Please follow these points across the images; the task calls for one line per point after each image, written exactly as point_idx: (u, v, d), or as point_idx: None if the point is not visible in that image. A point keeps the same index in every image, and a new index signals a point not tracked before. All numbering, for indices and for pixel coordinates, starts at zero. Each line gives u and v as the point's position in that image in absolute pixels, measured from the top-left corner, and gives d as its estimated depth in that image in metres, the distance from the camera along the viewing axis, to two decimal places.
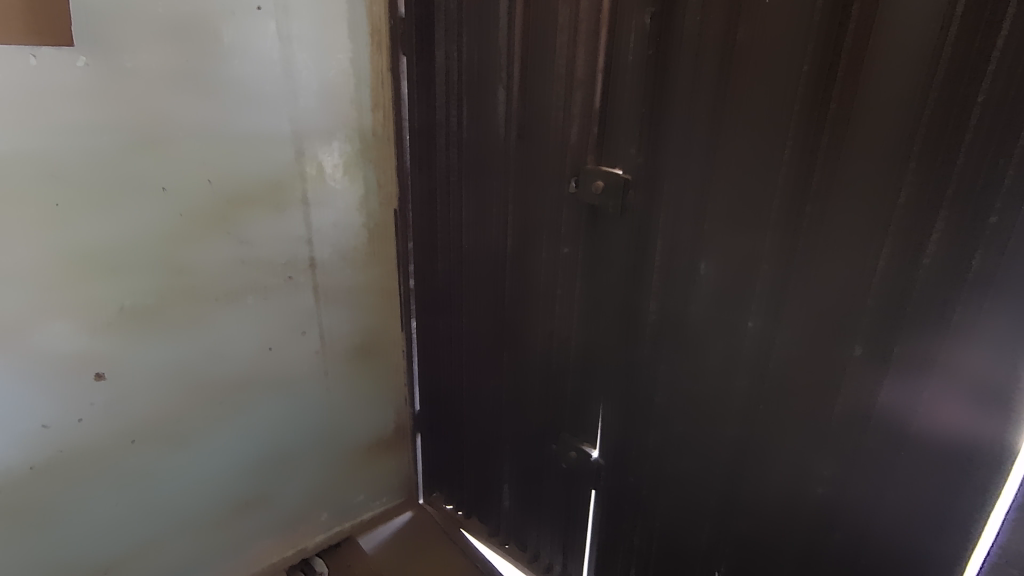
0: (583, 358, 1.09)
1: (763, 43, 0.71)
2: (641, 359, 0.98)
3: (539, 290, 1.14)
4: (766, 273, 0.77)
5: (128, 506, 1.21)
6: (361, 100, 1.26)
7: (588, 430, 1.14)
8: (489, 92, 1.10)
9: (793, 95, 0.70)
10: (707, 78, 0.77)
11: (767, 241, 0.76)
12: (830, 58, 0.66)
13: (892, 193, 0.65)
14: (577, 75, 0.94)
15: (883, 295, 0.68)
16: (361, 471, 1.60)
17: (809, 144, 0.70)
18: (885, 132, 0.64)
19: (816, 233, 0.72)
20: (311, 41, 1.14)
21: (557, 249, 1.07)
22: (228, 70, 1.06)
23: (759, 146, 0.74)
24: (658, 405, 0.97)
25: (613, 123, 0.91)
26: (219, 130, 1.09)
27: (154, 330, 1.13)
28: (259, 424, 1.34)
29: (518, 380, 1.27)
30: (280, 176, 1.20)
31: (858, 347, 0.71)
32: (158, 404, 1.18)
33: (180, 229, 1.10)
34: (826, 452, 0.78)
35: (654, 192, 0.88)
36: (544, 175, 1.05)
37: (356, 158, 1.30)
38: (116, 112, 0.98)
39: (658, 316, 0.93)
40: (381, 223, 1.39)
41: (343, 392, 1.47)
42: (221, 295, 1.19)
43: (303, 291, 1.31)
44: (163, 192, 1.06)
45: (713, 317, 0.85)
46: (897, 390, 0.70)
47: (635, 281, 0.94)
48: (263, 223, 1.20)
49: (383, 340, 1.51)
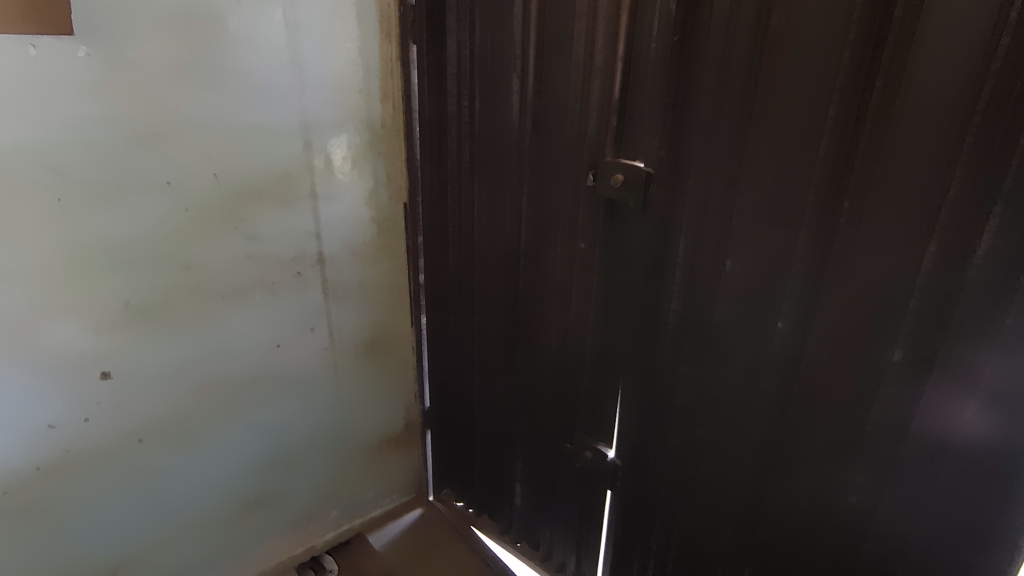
0: (600, 355, 1.07)
1: (797, 30, 0.67)
2: (661, 359, 0.95)
3: (554, 287, 1.12)
4: (797, 273, 0.74)
5: (137, 505, 1.19)
6: (370, 90, 1.22)
7: (604, 430, 1.12)
8: (502, 82, 1.07)
9: (832, 84, 0.66)
10: (736, 66, 0.73)
11: (800, 239, 0.73)
12: (873, 44, 0.62)
13: (939, 190, 0.61)
14: (596, 65, 0.91)
15: (926, 299, 0.64)
16: (371, 467, 1.59)
17: (848, 136, 0.66)
18: (934, 125, 0.60)
19: (854, 232, 0.68)
20: (318, 29, 1.11)
21: (574, 245, 1.04)
22: (233, 59, 1.03)
23: (792, 139, 0.70)
24: (679, 407, 0.95)
25: (633, 114, 0.88)
26: (225, 122, 1.06)
27: (160, 327, 1.10)
28: (267, 422, 1.32)
29: (531, 377, 1.25)
30: (288, 169, 1.16)
31: (898, 354, 0.68)
32: (164, 403, 1.16)
33: (186, 225, 1.07)
34: (859, 460, 0.75)
35: (677, 187, 0.84)
36: (560, 168, 1.02)
37: (365, 150, 1.26)
38: (116, 104, 0.94)
39: (680, 316, 0.90)
40: (390, 217, 1.36)
41: (353, 389, 1.45)
42: (228, 292, 1.16)
43: (311, 287, 1.28)
44: (168, 187, 1.03)
45: (739, 317, 0.82)
46: (939, 399, 0.66)
47: (656, 279, 0.92)
48: (270, 218, 1.17)
49: (393, 336, 1.48)
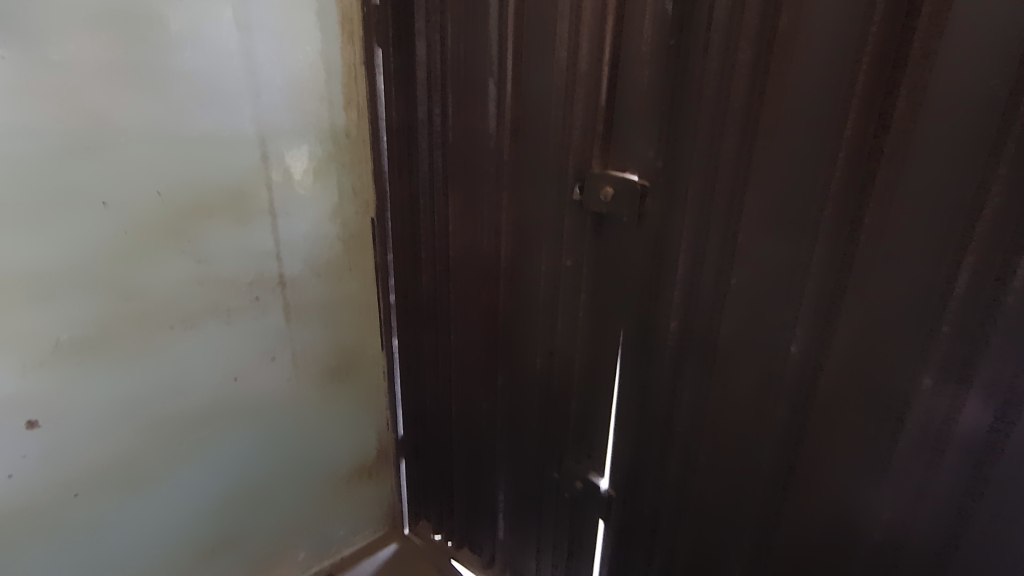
0: (589, 376, 1.01)
1: (809, 32, 0.63)
2: (659, 381, 0.90)
3: (539, 306, 1.05)
4: (811, 291, 0.69)
5: (74, 566, 1.05)
6: (333, 96, 1.13)
7: (595, 457, 1.06)
8: (478, 89, 1.01)
9: (850, 87, 0.62)
10: (740, 68, 0.69)
11: (815, 253, 0.68)
12: (895, 44, 0.58)
13: (975, 201, 0.56)
14: (580, 70, 0.86)
15: (959, 322, 0.60)
16: (341, 502, 1.47)
17: (868, 145, 0.62)
18: (965, 132, 0.56)
19: (876, 245, 0.63)
20: (273, 29, 1.01)
21: (559, 261, 0.99)
22: (176, 63, 0.92)
23: (806, 146, 0.66)
24: (680, 433, 0.89)
25: (624, 124, 0.83)
26: (167, 134, 0.95)
27: (97, 366, 0.97)
28: (224, 462, 1.19)
29: (515, 402, 1.18)
30: (243, 184, 1.06)
31: (928, 379, 0.63)
32: (104, 451, 1.02)
33: (127, 250, 0.95)
34: (880, 492, 0.70)
35: (673, 199, 0.80)
36: (543, 179, 0.96)
37: (329, 161, 1.17)
38: (42, 113, 0.83)
39: (680, 336, 0.85)
40: (357, 233, 1.26)
41: (319, 420, 1.34)
42: (177, 321, 1.04)
43: (271, 312, 1.17)
44: (104, 208, 0.91)
45: (744, 339, 0.77)
46: (974, 426, 0.61)
47: (652, 297, 0.87)
48: (224, 238, 1.06)
49: (364, 360, 1.38)
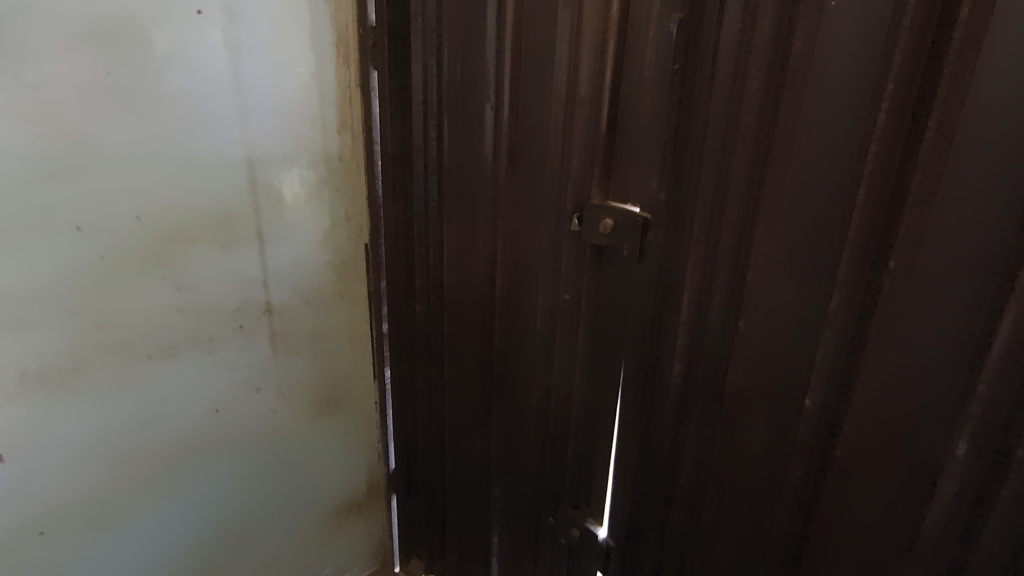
0: (588, 418, 0.95)
1: (826, 61, 0.59)
2: (662, 427, 0.83)
3: (535, 341, 0.99)
4: (828, 339, 0.64)
5: None
6: (326, 119, 1.10)
7: (593, 505, 0.99)
8: (474, 113, 0.97)
9: (871, 121, 0.57)
10: (749, 97, 0.65)
11: (833, 298, 0.63)
12: (922, 76, 0.54)
13: (1015, 247, 0.51)
14: (580, 96, 0.81)
15: (999, 383, 0.53)
16: (328, 540, 1.40)
17: (891, 183, 0.57)
18: (1002, 172, 0.50)
19: (901, 291, 0.58)
20: (264, 52, 0.98)
21: (557, 295, 0.93)
22: (160, 84, 0.89)
23: (823, 182, 0.61)
24: (684, 485, 0.82)
25: (626, 153, 0.79)
26: (148, 157, 0.91)
27: (67, 398, 0.92)
28: (203, 499, 1.13)
29: (509, 442, 1.11)
30: (229, 209, 1.01)
31: (963, 446, 0.56)
32: (73, 487, 0.97)
33: (101, 277, 0.91)
34: (907, 564, 0.63)
35: (678, 234, 0.75)
36: (541, 209, 0.91)
37: (322, 186, 1.13)
38: (16, 135, 0.79)
39: (684, 381, 0.79)
40: (349, 260, 1.22)
41: (306, 453, 1.28)
42: (156, 351, 1.00)
43: (256, 341, 1.12)
44: (78, 234, 0.87)
45: (754, 387, 0.71)
46: (1017, 501, 0.54)
47: (655, 338, 0.81)
48: (207, 265, 1.01)
49: (354, 391, 1.33)
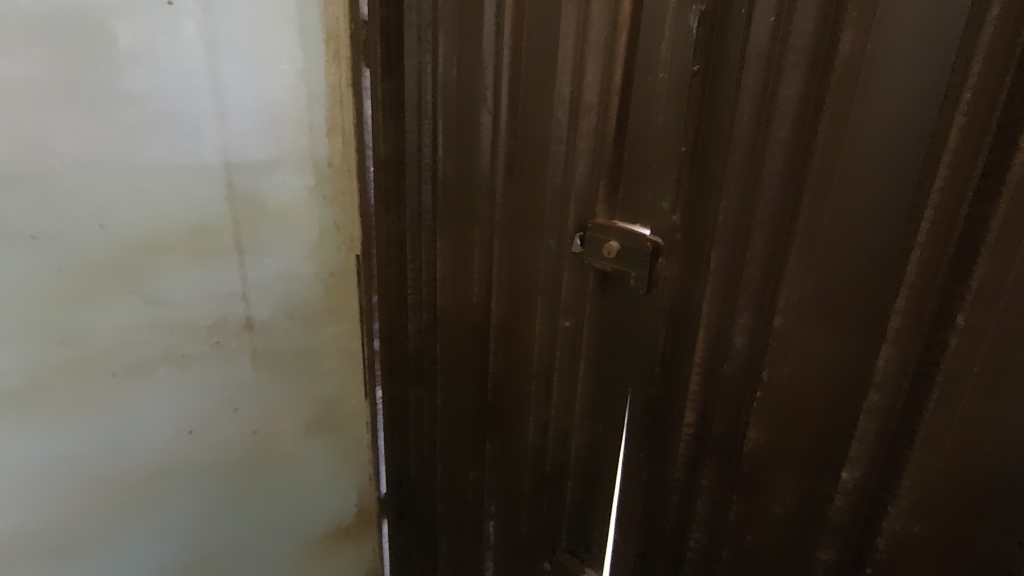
0: (587, 459, 0.85)
1: (881, 76, 0.50)
2: (671, 479, 0.74)
3: (532, 372, 0.89)
4: (876, 398, 0.55)
5: None
6: (315, 122, 1.01)
7: (593, 554, 0.89)
8: (471, 118, 0.87)
9: (937, 147, 0.49)
10: (784, 110, 0.56)
11: (884, 351, 0.54)
12: (1004, 94, 0.45)
13: None
14: (586, 99, 0.71)
15: None
16: (314, 568, 1.31)
17: (959, 224, 0.49)
18: None
19: (971, 346, 0.49)
20: (244, 48, 0.90)
21: (556, 323, 0.83)
22: (124, 81, 0.81)
23: (875, 214, 0.52)
24: (696, 544, 0.73)
25: (635, 168, 0.69)
26: (112, 161, 0.83)
27: (23, 419, 0.85)
28: (175, 525, 1.05)
29: (504, 476, 1.01)
30: (205, 218, 0.94)
31: None
32: (29, 513, 0.89)
33: (60, 289, 0.83)
34: None
35: (694, 262, 0.65)
36: (540, 227, 0.81)
37: (310, 195, 1.05)
38: None
39: (698, 428, 0.69)
40: (339, 273, 1.13)
41: (290, 477, 1.20)
42: (121, 370, 0.92)
43: (234, 359, 1.04)
44: (34, 243, 0.80)
45: (783, 444, 0.62)
46: None
47: (666, 379, 0.71)
48: (180, 277, 0.94)
49: (344, 411, 1.24)
